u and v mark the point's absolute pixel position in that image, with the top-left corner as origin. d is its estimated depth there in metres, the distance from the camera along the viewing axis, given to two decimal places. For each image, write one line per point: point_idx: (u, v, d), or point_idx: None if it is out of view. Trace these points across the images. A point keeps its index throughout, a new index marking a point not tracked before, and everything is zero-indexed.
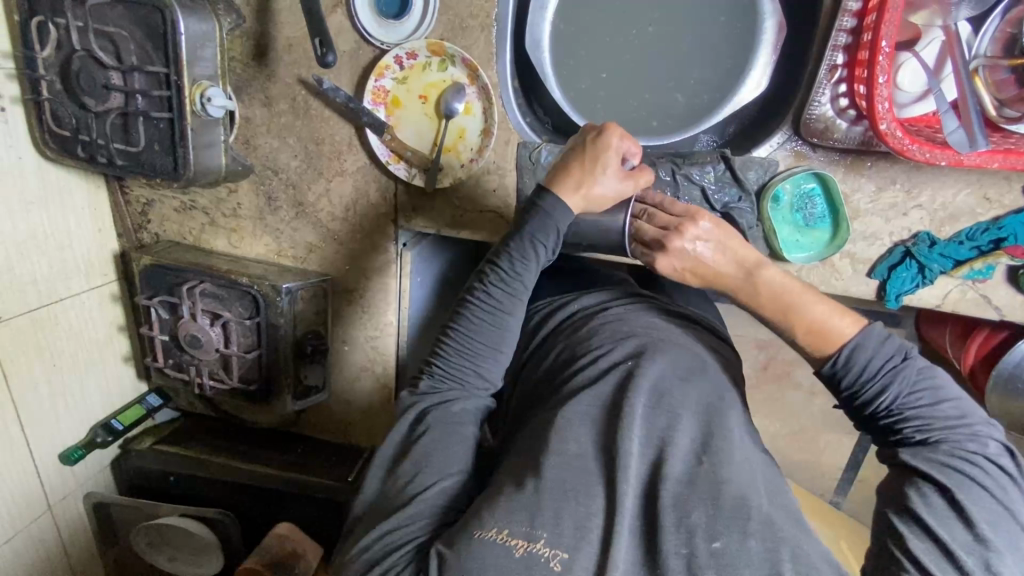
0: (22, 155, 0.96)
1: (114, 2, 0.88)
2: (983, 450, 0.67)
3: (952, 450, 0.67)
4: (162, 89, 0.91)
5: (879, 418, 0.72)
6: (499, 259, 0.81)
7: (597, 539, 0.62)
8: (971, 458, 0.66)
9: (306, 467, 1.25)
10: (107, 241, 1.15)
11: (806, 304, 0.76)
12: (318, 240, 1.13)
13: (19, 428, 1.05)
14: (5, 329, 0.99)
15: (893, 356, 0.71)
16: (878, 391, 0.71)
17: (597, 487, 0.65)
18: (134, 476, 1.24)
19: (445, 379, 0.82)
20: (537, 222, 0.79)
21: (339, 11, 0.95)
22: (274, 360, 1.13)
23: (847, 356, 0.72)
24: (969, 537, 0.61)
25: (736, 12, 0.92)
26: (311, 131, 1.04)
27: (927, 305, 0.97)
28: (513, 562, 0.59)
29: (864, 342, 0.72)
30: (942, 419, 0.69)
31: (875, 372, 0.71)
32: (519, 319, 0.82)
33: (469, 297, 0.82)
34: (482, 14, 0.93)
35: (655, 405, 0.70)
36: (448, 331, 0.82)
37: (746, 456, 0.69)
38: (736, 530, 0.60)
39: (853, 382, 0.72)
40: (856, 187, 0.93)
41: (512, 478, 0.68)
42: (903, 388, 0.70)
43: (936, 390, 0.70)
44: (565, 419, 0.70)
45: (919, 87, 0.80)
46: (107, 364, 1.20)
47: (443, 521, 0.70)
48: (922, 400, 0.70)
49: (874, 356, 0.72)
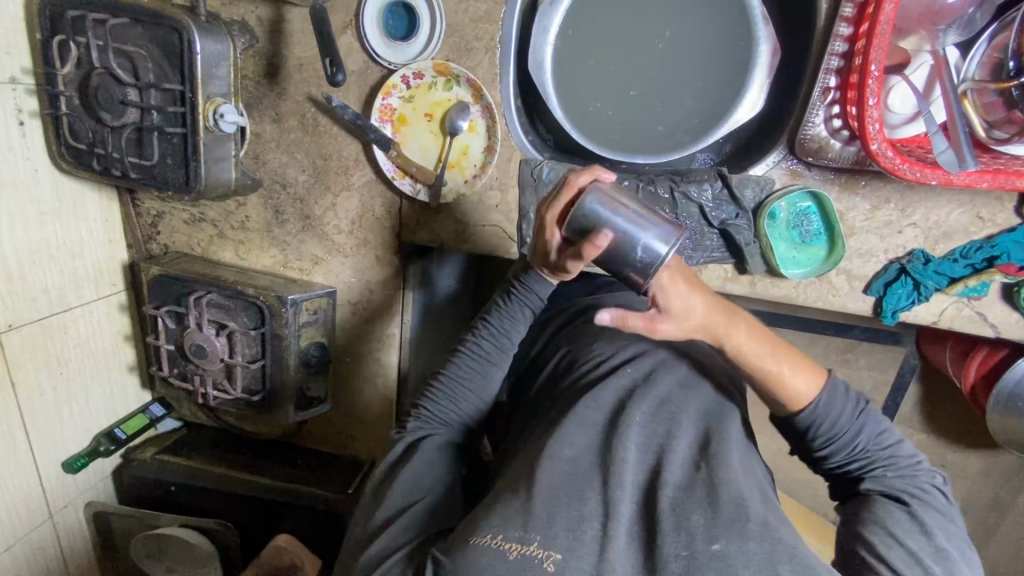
0: (38, 167, 0.99)
1: (134, 22, 0.91)
2: (931, 479, 0.75)
3: (908, 485, 0.74)
4: (176, 104, 0.94)
5: (847, 463, 0.77)
6: (489, 315, 0.87)
7: (592, 539, 0.62)
8: (925, 488, 0.74)
9: (307, 478, 1.25)
10: (117, 252, 1.18)
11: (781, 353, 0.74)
12: (324, 252, 1.16)
13: (24, 434, 1.06)
14: (15, 336, 1.01)
15: (854, 405, 0.76)
16: (846, 438, 0.75)
17: (592, 491, 0.65)
18: (135, 485, 1.25)
19: (429, 420, 0.86)
20: (523, 285, 0.85)
21: (348, 32, 0.99)
22: (277, 371, 1.14)
23: (822, 408, 0.75)
24: (932, 548, 0.68)
25: (731, 36, 0.95)
26: (319, 147, 1.07)
27: (924, 322, 0.99)
28: (507, 564, 0.59)
29: (833, 393, 0.76)
30: (899, 456, 0.76)
31: (845, 420, 0.75)
32: (503, 372, 0.88)
33: (459, 346, 0.88)
34: (486, 36, 0.96)
35: (658, 412, 0.73)
36: (436, 376, 0.88)
37: (741, 462, 0.71)
38: (735, 533, 0.61)
39: (825, 434, 0.76)
40: (850, 206, 0.95)
41: (509, 485, 0.68)
42: (866, 433, 0.76)
43: (889, 431, 0.77)
44: (562, 427, 0.72)
45: (910, 109, 0.82)
46: (113, 373, 1.22)
47: (439, 530, 0.72)
48: (880, 441, 0.76)
49: (840, 406, 0.75)
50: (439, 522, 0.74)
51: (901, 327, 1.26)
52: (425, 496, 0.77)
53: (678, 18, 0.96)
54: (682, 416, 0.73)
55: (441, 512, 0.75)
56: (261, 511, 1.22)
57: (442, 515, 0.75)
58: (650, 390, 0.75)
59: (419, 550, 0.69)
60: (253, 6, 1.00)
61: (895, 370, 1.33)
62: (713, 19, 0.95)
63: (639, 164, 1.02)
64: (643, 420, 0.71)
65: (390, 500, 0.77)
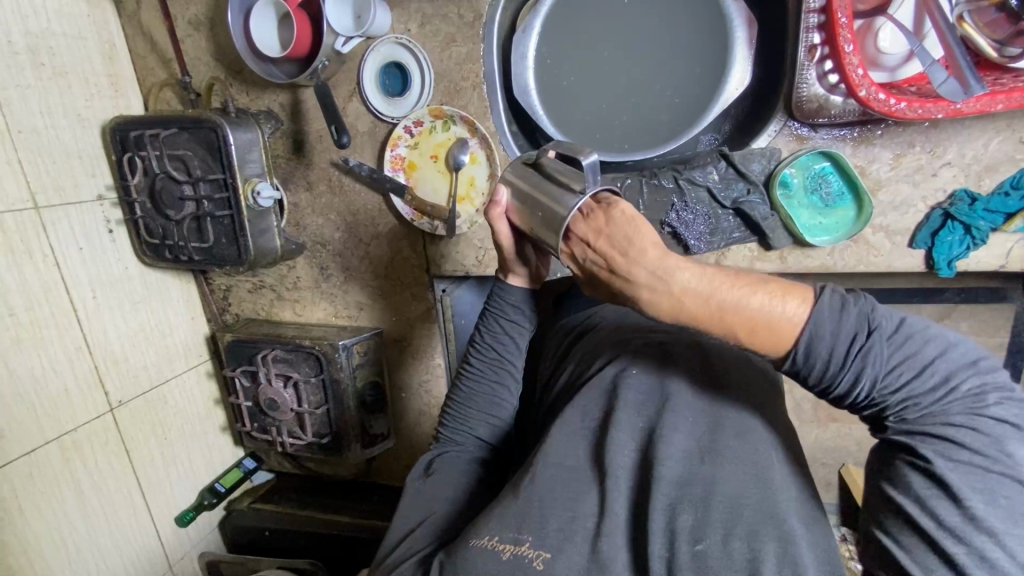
0: (128, 266, 1.19)
1: (181, 130, 1.09)
2: (980, 412, 0.57)
3: (947, 429, 0.58)
4: (222, 191, 1.09)
5: (861, 407, 0.62)
6: (478, 335, 0.94)
7: (584, 540, 0.64)
8: (969, 427, 0.57)
9: (380, 513, 1.34)
10: (200, 325, 1.35)
11: (745, 305, 0.59)
12: (367, 297, 1.26)
13: (142, 497, 1.21)
14: (125, 411, 1.18)
15: (852, 335, 0.60)
16: (851, 382, 0.60)
17: (587, 493, 0.68)
18: (237, 533, 1.38)
19: (446, 440, 0.94)
20: (499, 304, 0.91)
21: (354, 100, 1.10)
22: (340, 413, 1.24)
23: (807, 347, 0.60)
24: (963, 519, 0.54)
25: (703, 17, 0.96)
26: (347, 205, 1.18)
27: (989, 268, 0.89)
28: (500, 564, 0.63)
29: (820, 325, 0.60)
30: (927, 394, 0.59)
31: (840, 355, 0.60)
32: (509, 387, 0.94)
33: (462, 368, 0.96)
34: (471, 75, 1.04)
35: (651, 397, 0.75)
36: (448, 402, 0.96)
37: (765, 452, 0.67)
38: (719, 532, 0.60)
39: (818, 379, 0.61)
40: (871, 158, 0.89)
41: (510, 493, 0.72)
42: (876, 369, 0.60)
43: (906, 362, 0.60)
44: (561, 435, 0.75)
45: (903, 49, 0.77)
46: (208, 433, 1.38)
47: (440, 544, 0.76)
48: (898, 374, 0.59)
49: (834, 344, 0.60)
50: (451, 533, 0.78)
51: (998, 280, 1.11)
52: (441, 508, 0.82)
53: (648, 15, 0.98)
54: (677, 402, 0.73)
55: (452, 529, 0.79)
56: (344, 548, 1.30)
57: (457, 525, 0.80)
58: (646, 376, 0.77)
59: (430, 557, 0.73)
60: (275, 94, 1.14)
61: (1006, 330, 1.16)
62: (681, 10, 0.97)
63: (641, 161, 1.03)
64: (632, 407, 0.74)
65: (408, 517, 0.82)
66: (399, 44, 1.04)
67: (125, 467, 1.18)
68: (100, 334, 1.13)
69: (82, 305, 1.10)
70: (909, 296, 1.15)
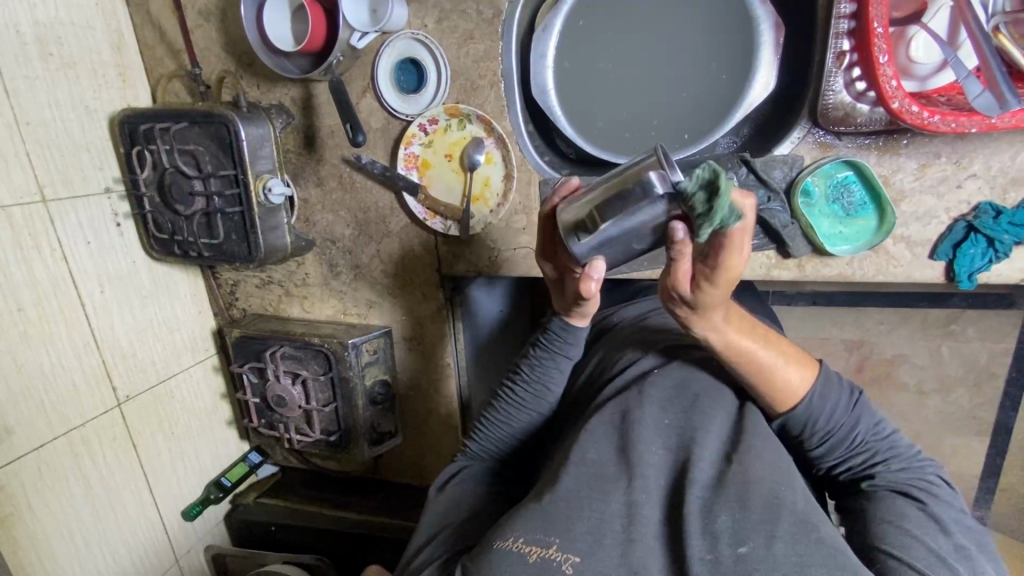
0: (135, 260, 1.17)
1: (192, 124, 1.07)
2: (930, 472, 0.73)
3: (915, 482, 0.71)
4: (232, 187, 1.08)
5: (848, 459, 0.74)
6: (526, 365, 0.91)
7: (614, 543, 0.62)
8: (930, 484, 0.72)
9: (388, 510, 1.34)
10: (206, 320, 1.34)
11: (776, 352, 0.73)
12: (377, 296, 1.25)
13: (148, 489, 1.21)
14: (133, 405, 1.17)
15: (849, 398, 0.75)
16: (847, 432, 0.74)
17: (615, 491, 0.66)
18: (244, 527, 1.38)
19: (474, 456, 0.93)
20: (557, 336, 0.87)
21: (368, 95, 1.08)
22: (349, 410, 1.23)
23: (816, 400, 0.73)
24: (955, 548, 0.65)
25: (728, 19, 0.94)
26: (358, 202, 1.17)
27: (1010, 281, 0.88)
28: (528, 567, 0.61)
29: (827, 383, 0.74)
30: (898, 452, 0.73)
31: (841, 411, 0.74)
32: (544, 414, 0.92)
33: (500, 391, 0.94)
34: (489, 73, 1.02)
35: (678, 397, 0.75)
36: (481, 419, 0.95)
37: (783, 460, 0.68)
38: (763, 534, 0.59)
39: (824, 426, 0.73)
40: (895, 168, 0.88)
41: (533, 494, 0.70)
42: (864, 424, 0.74)
43: (883, 426, 0.75)
44: (588, 432, 0.72)
45: (936, 58, 0.76)
46: (215, 427, 1.37)
47: (460, 550, 0.75)
48: (881, 431, 0.74)
49: (838, 400, 0.74)
50: (466, 540, 0.77)
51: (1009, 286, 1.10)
52: (460, 517, 0.82)
53: (672, 15, 0.96)
54: (704, 406, 0.73)
55: (471, 538, 0.78)
56: (352, 544, 1.30)
57: (472, 533, 0.79)
58: (670, 379, 0.77)
59: (454, 563, 0.72)
60: (286, 88, 1.12)
61: (1011, 336, 1.14)
62: (707, 12, 0.95)
63: None
64: (660, 405, 0.73)
65: (428, 526, 0.82)
66: (415, 40, 1.02)
67: (134, 462, 1.17)
68: (109, 330, 1.12)
69: (90, 299, 1.09)
70: (920, 302, 1.14)
